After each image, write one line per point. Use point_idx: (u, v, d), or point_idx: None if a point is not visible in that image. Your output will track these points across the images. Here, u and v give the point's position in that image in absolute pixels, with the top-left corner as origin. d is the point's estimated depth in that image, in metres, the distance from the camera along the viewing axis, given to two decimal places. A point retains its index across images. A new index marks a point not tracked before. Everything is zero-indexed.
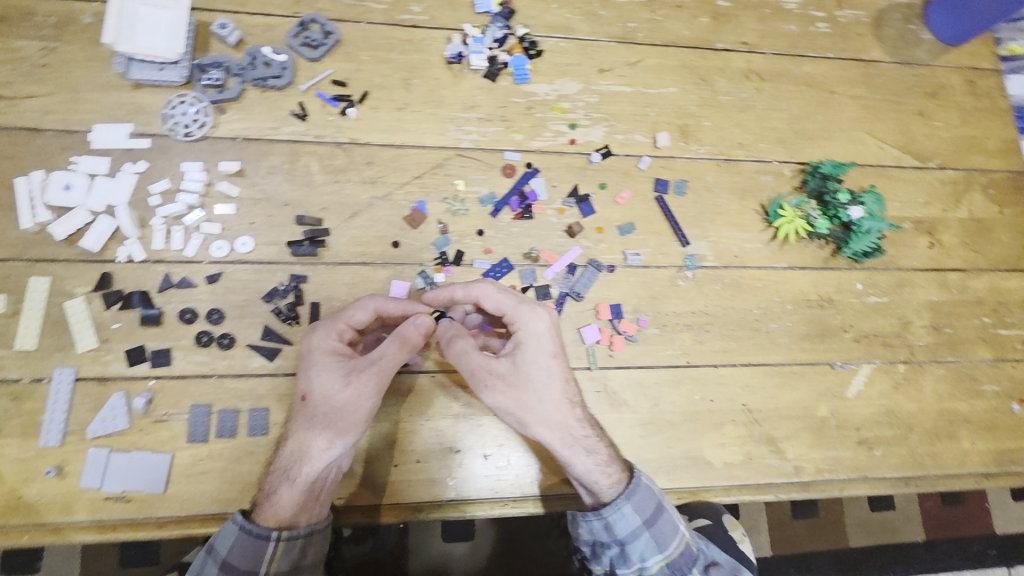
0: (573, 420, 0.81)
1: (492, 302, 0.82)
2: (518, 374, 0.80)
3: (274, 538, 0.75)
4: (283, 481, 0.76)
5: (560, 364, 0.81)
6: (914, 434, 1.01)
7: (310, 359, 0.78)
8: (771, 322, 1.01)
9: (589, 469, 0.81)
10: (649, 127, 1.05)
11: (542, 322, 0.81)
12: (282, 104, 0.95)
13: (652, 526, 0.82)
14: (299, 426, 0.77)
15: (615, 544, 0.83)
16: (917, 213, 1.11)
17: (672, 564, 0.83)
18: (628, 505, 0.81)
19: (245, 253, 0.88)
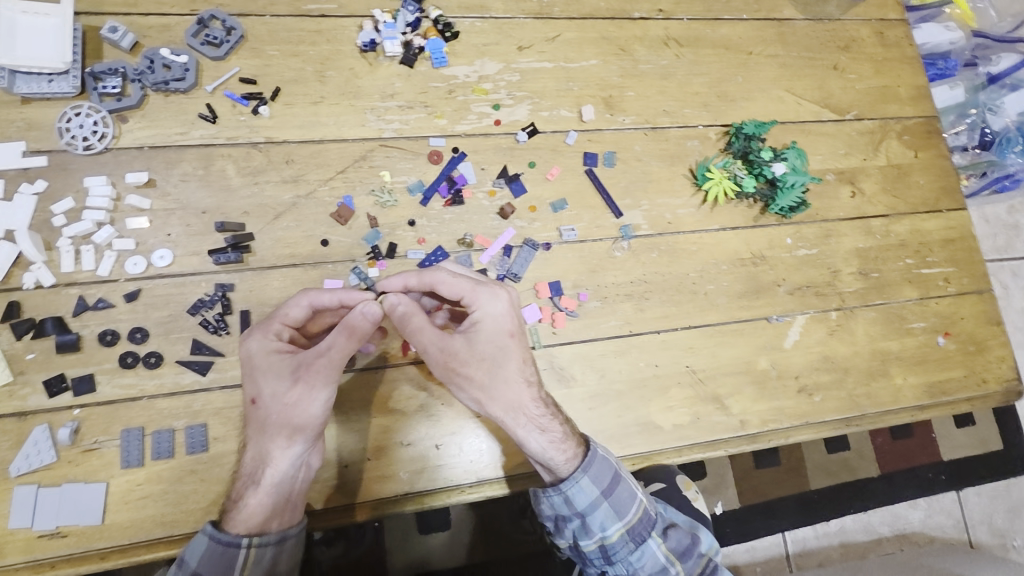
0: (529, 399, 0.79)
1: (447, 286, 0.80)
2: (472, 357, 0.79)
3: (245, 546, 0.73)
4: (247, 488, 0.74)
5: (516, 345, 0.80)
6: (851, 376, 1.05)
7: (253, 364, 0.75)
8: (708, 284, 1.03)
9: (544, 447, 0.80)
10: (573, 102, 1.05)
11: (498, 304, 0.80)
12: (188, 108, 0.90)
13: (610, 495, 0.84)
14: (254, 432, 0.75)
15: (576, 516, 0.84)
16: (838, 164, 1.14)
17: (632, 530, 0.86)
18: (586, 477, 0.82)
19: (164, 267, 0.85)
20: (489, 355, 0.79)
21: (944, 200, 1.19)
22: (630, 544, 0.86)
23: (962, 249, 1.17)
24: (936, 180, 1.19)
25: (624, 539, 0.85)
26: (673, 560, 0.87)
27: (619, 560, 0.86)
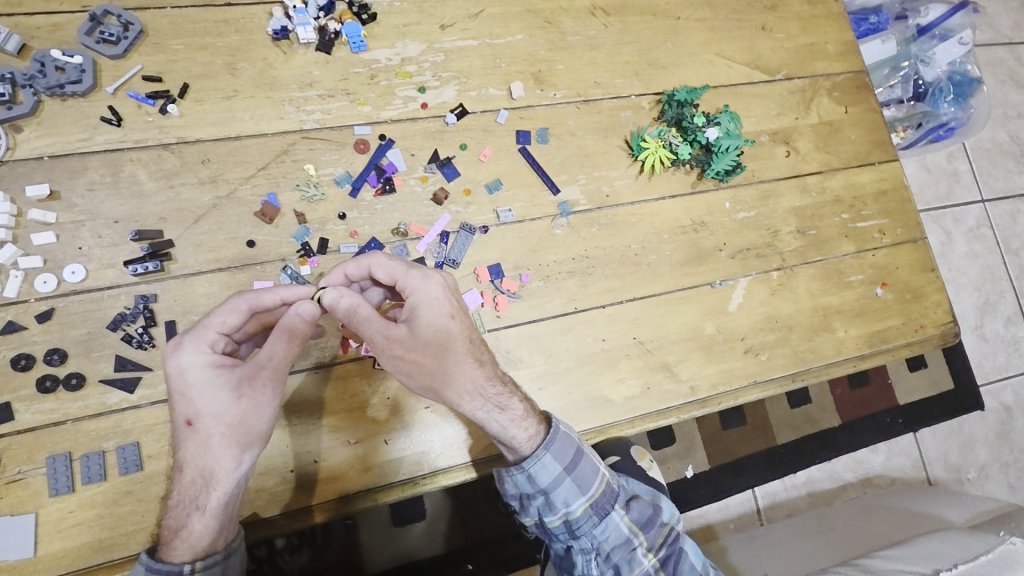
0: (482, 380, 0.78)
1: (382, 270, 0.78)
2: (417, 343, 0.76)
3: (189, 571, 0.71)
4: (192, 511, 0.71)
5: (459, 326, 0.78)
6: (795, 333, 1.07)
7: (186, 379, 0.69)
8: (651, 254, 1.03)
9: (505, 427, 0.79)
10: (502, 79, 1.02)
11: (431, 285, 0.78)
12: (89, 112, 0.85)
13: (573, 471, 0.84)
14: (192, 453, 0.70)
15: (539, 494, 0.84)
16: (772, 125, 1.15)
17: (596, 505, 0.86)
18: (548, 454, 0.82)
19: (78, 283, 0.80)
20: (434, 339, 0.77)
21: (876, 153, 1.21)
22: (593, 519, 0.86)
23: (895, 201, 1.19)
24: (868, 134, 1.21)
25: (588, 514, 0.86)
26: (635, 532, 0.88)
27: (583, 536, 0.86)
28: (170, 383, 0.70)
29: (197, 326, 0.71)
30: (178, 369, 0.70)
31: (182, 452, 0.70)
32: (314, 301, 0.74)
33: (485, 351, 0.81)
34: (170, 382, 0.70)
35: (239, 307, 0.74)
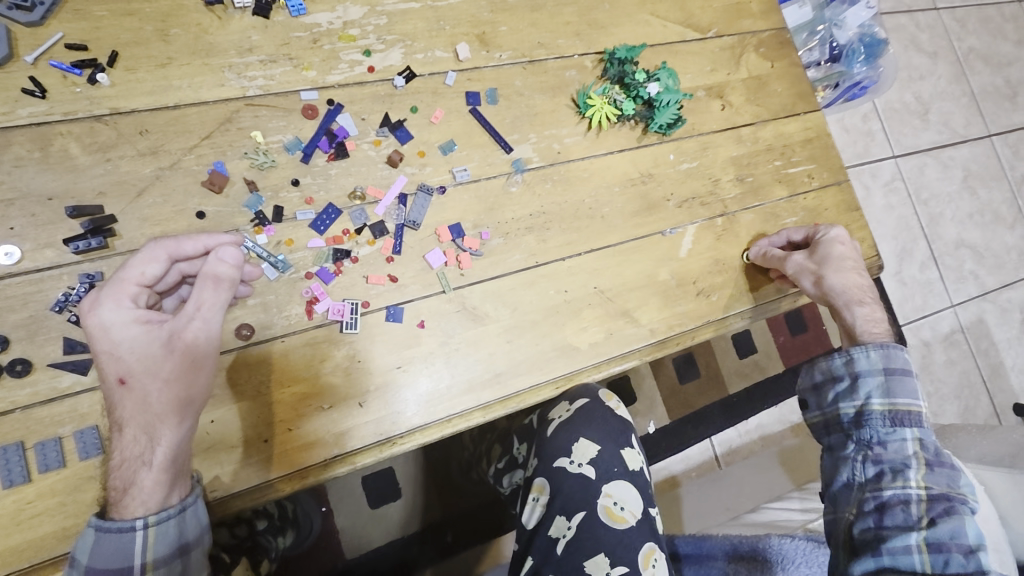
0: (854, 287, 1.06)
1: (801, 228, 1.15)
2: (819, 255, 1.08)
3: (142, 527, 0.70)
4: (138, 467, 0.70)
5: (850, 251, 1.09)
6: (741, 274, 1.14)
7: (111, 336, 0.68)
8: (604, 207, 1.07)
9: (864, 322, 1.04)
10: (447, 41, 1.02)
11: (835, 231, 1.11)
12: (8, 84, 0.79)
13: (891, 373, 0.97)
14: (131, 410, 0.69)
15: (848, 378, 1.00)
16: (706, 80, 1.21)
17: (896, 414, 0.96)
18: (875, 351, 0.99)
19: (13, 264, 0.75)
20: (843, 253, 1.08)
21: (801, 105, 1.29)
22: (886, 422, 0.95)
23: (820, 147, 1.28)
24: (792, 87, 1.30)
25: (881, 416, 0.96)
26: (919, 465, 0.92)
27: (870, 428, 0.96)
28: (90, 343, 0.68)
29: (114, 281, 0.70)
30: (100, 326, 0.68)
31: (118, 411, 0.69)
32: (235, 247, 0.75)
33: (863, 274, 1.08)
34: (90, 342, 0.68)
35: (157, 256, 0.71)
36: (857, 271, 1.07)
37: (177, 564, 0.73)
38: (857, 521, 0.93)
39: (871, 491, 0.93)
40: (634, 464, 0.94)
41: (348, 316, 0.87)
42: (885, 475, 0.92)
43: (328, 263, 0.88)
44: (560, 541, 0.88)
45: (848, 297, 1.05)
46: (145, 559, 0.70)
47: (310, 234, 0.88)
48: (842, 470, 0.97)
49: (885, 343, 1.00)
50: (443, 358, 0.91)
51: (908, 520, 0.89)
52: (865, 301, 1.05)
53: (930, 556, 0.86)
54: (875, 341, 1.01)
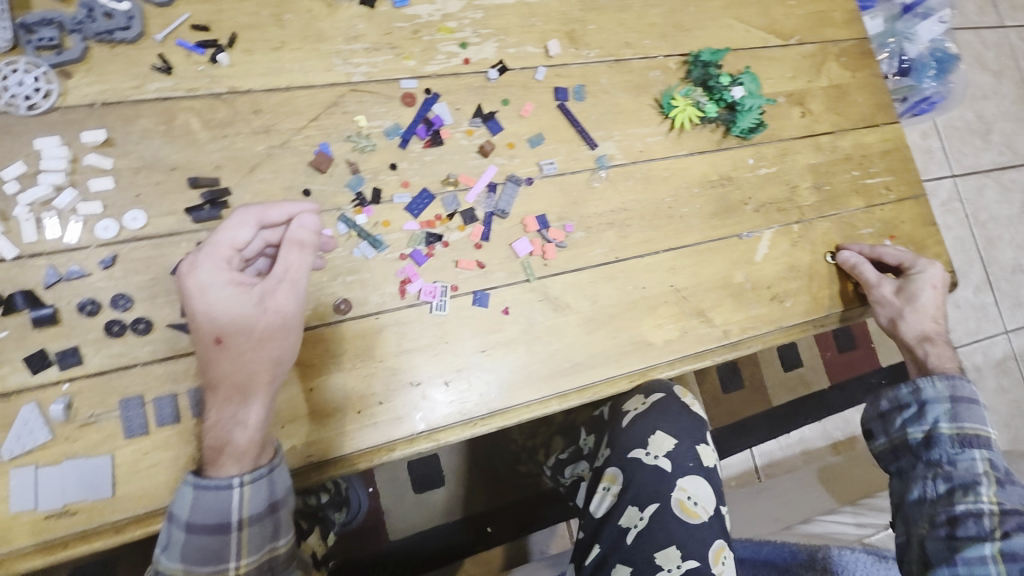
0: (931, 327, 1.10)
1: (893, 255, 1.14)
2: (908, 292, 1.10)
3: (238, 485, 0.71)
4: (233, 427, 0.71)
5: (938, 294, 1.12)
6: (815, 281, 1.13)
7: (208, 296, 0.70)
8: (682, 207, 1.08)
9: (933, 358, 1.08)
10: (538, 38, 1.04)
11: (934, 270, 1.12)
12: (139, 60, 0.83)
13: (959, 400, 1.00)
14: (225, 370, 0.71)
15: (916, 404, 1.03)
16: (788, 87, 1.20)
17: (965, 436, 0.98)
18: (941, 381, 1.02)
19: (138, 229, 0.79)
20: (930, 295, 1.10)
21: (879, 116, 1.28)
22: (955, 444, 0.98)
23: (898, 159, 1.27)
24: (872, 98, 1.29)
25: (951, 438, 0.98)
26: (991, 483, 0.93)
27: (939, 449, 0.99)
28: (187, 303, 0.70)
29: (208, 244, 0.71)
30: (198, 288, 0.70)
31: (212, 372, 0.71)
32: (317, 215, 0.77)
33: (942, 319, 1.12)
34: (187, 302, 0.70)
35: (247, 221, 0.73)
36: (936, 314, 1.11)
37: (271, 522, 0.73)
38: (929, 536, 0.93)
39: (943, 505, 0.94)
40: (708, 461, 0.98)
41: (438, 298, 0.90)
42: (956, 491, 0.94)
43: (421, 246, 0.91)
44: (631, 531, 0.91)
45: (922, 335, 1.10)
46: (241, 515, 0.71)
47: (405, 217, 0.92)
48: (913, 488, 0.99)
49: (950, 374, 1.04)
50: (524, 344, 0.93)
51: (981, 532, 0.89)
52: (937, 342, 1.09)
53: (1006, 566, 0.85)
54: (941, 372, 1.04)
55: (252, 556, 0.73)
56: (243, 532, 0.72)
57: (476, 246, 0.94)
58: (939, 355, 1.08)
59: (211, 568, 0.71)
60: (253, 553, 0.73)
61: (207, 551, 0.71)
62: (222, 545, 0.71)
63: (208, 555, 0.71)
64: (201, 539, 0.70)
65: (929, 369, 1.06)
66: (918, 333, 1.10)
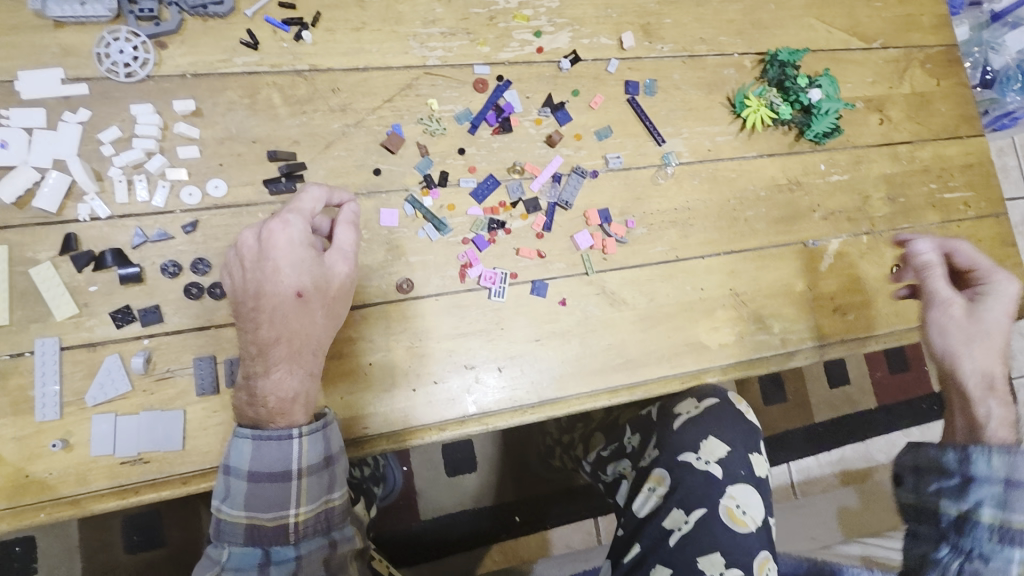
0: (990, 376, 0.85)
1: (966, 256, 0.94)
2: (978, 318, 0.88)
3: (296, 438, 0.74)
4: (304, 379, 0.75)
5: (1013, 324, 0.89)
6: (881, 296, 1.09)
7: (294, 254, 0.73)
8: (748, 210, 1.05)
9: (996, 416, 0.82)
10: (613, 29, 1.03)
11: (1012, 288, 0.90)
12: (229, 34, 0.86)
13: (1017, 484, 0.76)
14: (301, 325, 0.74)
15: (959, 475, 0.80)
16: (867, 92, 1.16)
17: (1011, 530, 0.76)
18: (999, 457, 0.77)
19: (219, 197, 0.83)
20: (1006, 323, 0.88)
21: (963, 128, 1.22)
22: (995, 538, 0.76)
23: (980, 174, 1.21)
24: (957, 108, 1.22)
25: (991, 529, 0.77)
26: None
27: (973, 538, 0.78)
28: (272, 258, 0.73)
29: (292, 207, 0.75)
30: (283, 245, 0.73)
31: (287, 325, 0.73)
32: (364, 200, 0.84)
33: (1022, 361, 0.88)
34: (270, 257, 0.73)
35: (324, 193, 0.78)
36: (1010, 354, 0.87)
37: (327, 475, 0.76)
38: None
39: None
40: (762, 471, 0.97)
41: (497, 285, 0.91)
42: None
43: (484, 232, 0.92)
44: (674, 533, 0.90)
45: (1007, 380, 0.85)
46: (301, 466, 0.74)
47: (469, 202, 0.92)
48: None
49: (1009, 446, 0.78)
50: (578, 336, 0.93)
51: None
52: (1005, 396, 0.84)
53: None
54: (997, 442, 0.79)
55: (310, 505, 0.75)
56: (302, 482, 0.75)
57: (538, 235, 0.94)
58: (994, 416, 0.82)
59: (273, 514, 0.74)
60: (311, 503, 0.76)
61: (269, 500, 0.74)
62: (282, 494, 0.74)
63: (270, 503, 0.74)
64: (263, 487, 0.73)
65: (984, 432, 0.81)
66: (983, 374, 0.85)
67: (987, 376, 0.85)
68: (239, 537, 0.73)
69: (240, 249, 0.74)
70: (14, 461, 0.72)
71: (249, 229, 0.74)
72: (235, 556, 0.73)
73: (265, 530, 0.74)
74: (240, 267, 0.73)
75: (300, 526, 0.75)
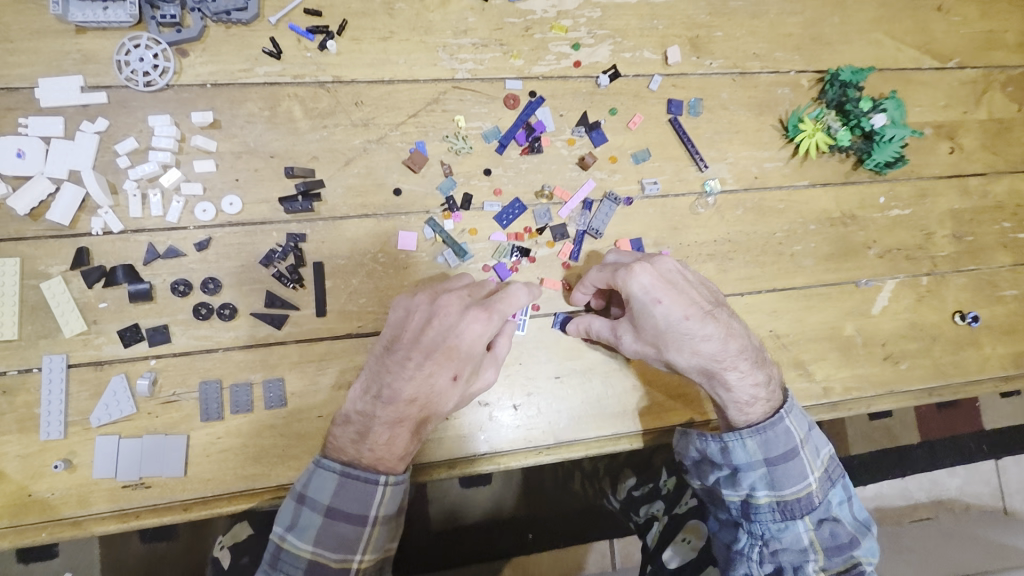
0: (704, 363, 0.71)
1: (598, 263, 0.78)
2: (638, 327, 0.74)
3: (382, 483, 0.68)
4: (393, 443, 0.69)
5: (671, 306, 0.70)
6: (938, 344, 1.00)
7: (473, 340, 0.69)
8: (795, 245, 0.97)
9: (733, 399, 0.73)
10: (658, 43, 0.95)
11: (639, 279, 0.71)
12: (252, 42, 0.82)
13: (776, 461, 0.71)
14: (437, 404, 0.69)
15: (727, 467, 0.74)
16: (937, 117, 1.05)
17: (786, 503, 0.71)
18: (752, 438, 0.71)
19: (234, 214, 0.80)
20: (673, 296, 0.70)
21: None
22: (777, 515, 0.71)
23: None
24: None
25: (769, 509, 0.72)
26: (820, 553, 0.70)
27: (759, 522, 0.72)
28: (456, 331, 0.69)
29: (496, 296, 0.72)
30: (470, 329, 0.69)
31: (432, 397, 0.69)
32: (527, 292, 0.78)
33: (709, 308, 0.72)
34: (453, 332, 0.69)
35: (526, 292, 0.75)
36: (703, 314, 0.70)
37: (397, 522, 0.71)
38: None
39: None
40: None
41: (517, 317, 0.85)
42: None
43: (506, 259, 0.87)
44: None
45: (707, 375, 0.72)
46: (378, 512, 0.68)
47: (493, 227, 0.87)
48: (738, 565, 0.75)
49: (756, 421, 0.73)
50: (601, 375, 0.88)
51: None
52: (732, 372, 0.71)
53: None
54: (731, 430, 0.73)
55: (375, 552, 0.69)
56: (375, 529, 0.68)
57: (565, 265, 0.89)
58: (735, 400, 0.73)
59: (339, 554, 0.68)
60: (377, 550, 0.69)
61: (341, 538, 0.67)
62: (355, 536, 0.68)
63: (339, 541, 0.67)
64: (337, 526, 0.67)
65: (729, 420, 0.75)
66: (699, 371, 0.73)
67: (706, 369, 0.72)
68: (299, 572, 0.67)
69: (435, 305, 0.70)
70: (17, 479, 0.72)
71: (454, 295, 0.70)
72: None
73: (327, 571, 0.67)
74: (425, 323, 0.69)
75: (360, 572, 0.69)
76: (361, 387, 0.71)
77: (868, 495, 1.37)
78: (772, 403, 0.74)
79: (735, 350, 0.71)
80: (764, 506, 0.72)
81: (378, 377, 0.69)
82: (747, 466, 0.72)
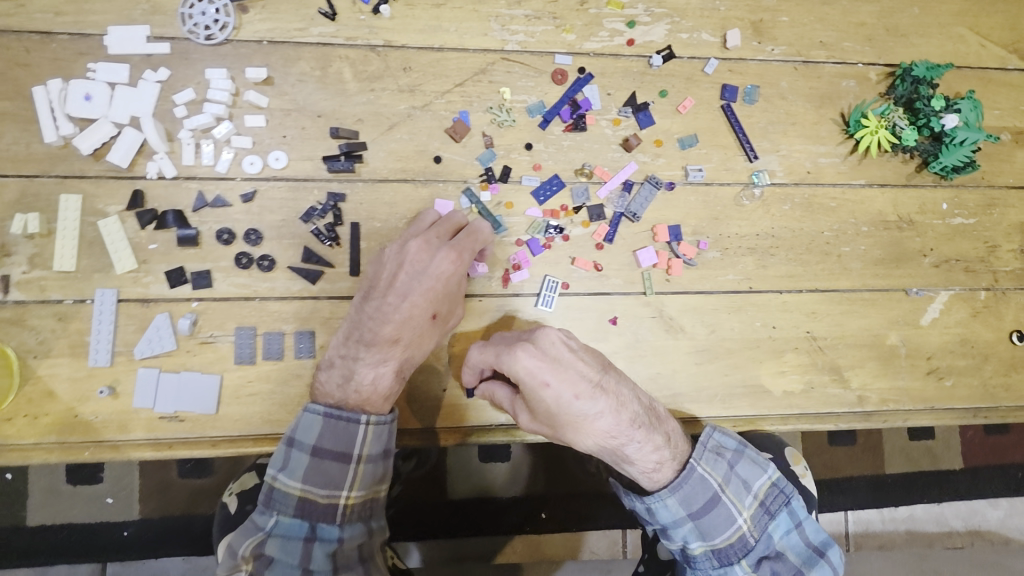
0: (604, 439, 0.71)
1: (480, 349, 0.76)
2: (534, 409, 0.72)
3: (364, 422, 0.73)
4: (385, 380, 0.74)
5: (559, 390, 0.68)
6: (989, 364, 0.95)
7: (443, 278, 0.75)
8: (844, 246, 0.93)
9: (643, 467, 0.74)
10: (718, 25, 0.91)
11: (525, 363, 0.69)
12: (310, 2, 0.84)
13: (700, 514, 0.75)
14: (416, 338, 0.75)
15: (657, 524, 0.78)
16: (1018, 122, 0.97)
17: (719, 551, 0.76)
18: (672, 496, 0.75)
19: (279, 169, 0.82)
20: (559, 377, 0.68)
21: None
22: (714, 561, 0.77)
23: None
24: None
25: (706, 558, 0.77)
26: None
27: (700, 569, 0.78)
28: (426, 271, 0.74)
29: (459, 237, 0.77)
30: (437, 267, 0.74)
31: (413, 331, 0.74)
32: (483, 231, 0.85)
33: (596, 375, 0.70)
34: (421, 273, 0.74)
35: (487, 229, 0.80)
36: (593, 390, 0.69)
37: (382, 465, 0.75)
38: None
39: None
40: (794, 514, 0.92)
41: (546, 292, 0.86)
42: None
43: (540, 235, 0.86)
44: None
45: (612, 448, 0.72)
46: (361, 451, 0.73)
47: (529, 202, 0.87)
48: None
49: (673, 483, 0.75)
50: (624, 360, 0.87)
51: None
52: (637, 439, 0.71)
53: None
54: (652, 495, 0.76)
55: (361, 491, 0.73)
56: (359, 467, 0.73)
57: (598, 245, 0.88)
58: (642, 470, 0.74)
59: (326, 492, 0.72)
60: (362, 489, 0.73)
61: (327, 477, 0.72)
62: (339, 476, 0.72)
63: (325, 479, 0.72)
64: (323, 464, 0.72)
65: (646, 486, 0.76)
66: (602, 447, 0.72)
67: (605, 446, 0.72)
68: (290, 509, 0.71)
69: (405, 252, 0.75)
70: (66, 400, 0.77)
71: (421, 240, 0.75)
72: (281, 526, 0.71)
73: (317, 509, 0.71)
74: (396, 268, 0.74)
75: (348, 509, 0.73)
76: (341, 335, 0.76)
77: (899, 517, 1.31)
78: (678, 461, 0.75)
79: (629, 421, 0.70)
80: (700, 555, 0.77)
81: (359, 323, 0.74)
82: (673, 523, 0.76)
